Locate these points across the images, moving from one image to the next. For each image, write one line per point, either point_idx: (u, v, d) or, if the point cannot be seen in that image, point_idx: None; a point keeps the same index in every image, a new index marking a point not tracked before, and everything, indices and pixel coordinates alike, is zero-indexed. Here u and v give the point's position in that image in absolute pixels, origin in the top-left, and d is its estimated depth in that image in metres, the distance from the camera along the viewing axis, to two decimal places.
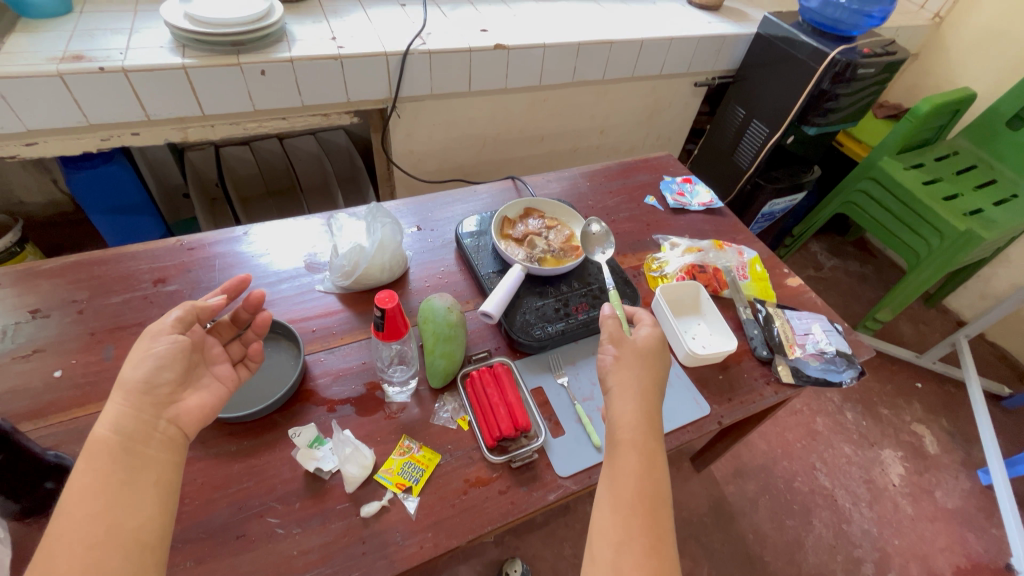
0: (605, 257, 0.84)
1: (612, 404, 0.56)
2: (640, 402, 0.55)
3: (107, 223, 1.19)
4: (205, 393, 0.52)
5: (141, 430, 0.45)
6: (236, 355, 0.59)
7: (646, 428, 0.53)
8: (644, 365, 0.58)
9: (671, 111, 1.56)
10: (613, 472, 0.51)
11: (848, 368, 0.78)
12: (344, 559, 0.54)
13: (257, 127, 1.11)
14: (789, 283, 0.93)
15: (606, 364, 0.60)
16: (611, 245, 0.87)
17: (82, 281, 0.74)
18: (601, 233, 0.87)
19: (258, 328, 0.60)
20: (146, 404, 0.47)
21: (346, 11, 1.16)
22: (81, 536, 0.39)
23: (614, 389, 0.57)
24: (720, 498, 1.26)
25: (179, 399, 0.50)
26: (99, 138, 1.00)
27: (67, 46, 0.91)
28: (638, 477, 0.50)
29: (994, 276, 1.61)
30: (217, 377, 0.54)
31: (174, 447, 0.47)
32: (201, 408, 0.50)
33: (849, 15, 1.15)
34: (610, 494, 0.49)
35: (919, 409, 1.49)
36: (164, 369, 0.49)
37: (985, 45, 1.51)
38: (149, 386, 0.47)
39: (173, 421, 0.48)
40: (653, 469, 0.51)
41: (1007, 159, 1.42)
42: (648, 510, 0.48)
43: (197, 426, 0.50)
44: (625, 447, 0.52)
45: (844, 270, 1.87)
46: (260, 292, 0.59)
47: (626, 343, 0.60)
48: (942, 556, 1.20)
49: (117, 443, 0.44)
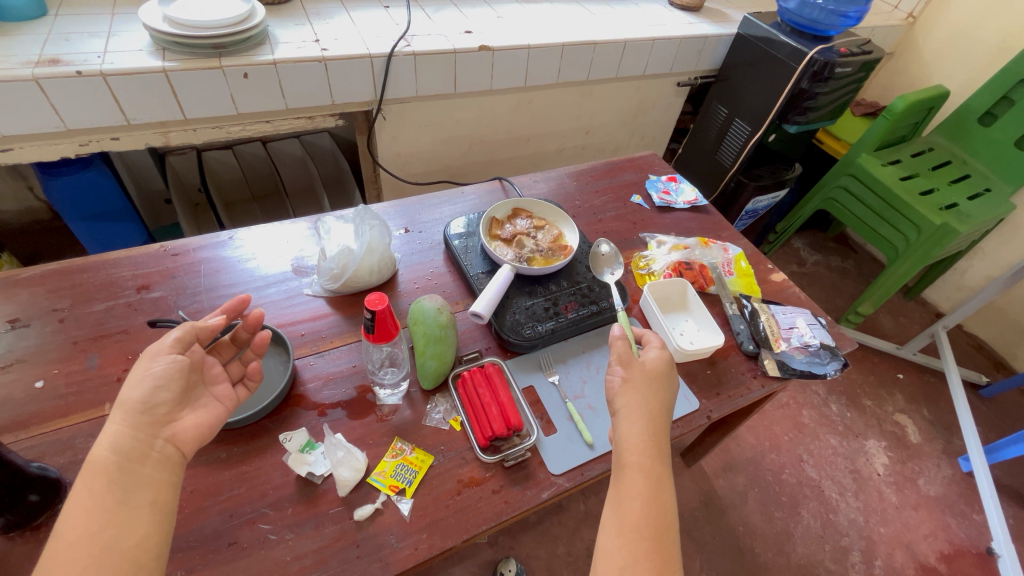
0: (615, 279, 0.84)
1: (619, 425, 0.57)
2: (648, 425, 0.56)
3: (86, 230, 1.16)
4: (202, 412, 0.50)
5: (137, 450, 0.45)
6: (235, 375, 0.58)
7: (654, 452, 0.54)
8: (653, 388, 0.59)
9: (656, 111, 1.57)
10: (619, 494, 0.52)
11: (832, 360, 0.80)
12: (340, 564, 0.53)
13: (240, 131, 1.10)
14: (773, 278, 0.94)
15: (614, 386, 0.60)
16: (621, 266, 0.86)
17: (63, 289, 0.72)
18: (612, 254, 0.87)
19: (258, 347, 0.59)
20: (143, 424, 0.46)
21: (330, 14, 1.15)
22: (76, 557, 0.39)
23: (622, 411, 0.58)
24: (711, 492, 1.28)
25: (176, 418, 0.49)
26: (77, 143, 0.98)
27: (43, 50, 0.89)
28: (644, 501, 0.50)
29: (970, 268, 1.65)
30: (217, 397, 0.53)
31: (171, 467, 0.46)
32: (198, 428, 0.49)
33: (825, 15, 1.17)
34: (615, 516, 0.51)
35: (901, 400, 1.52)
36: (162, 388, 0.48)
37: (957, 43, 1.56)
38: (147, 407, 0.47)
39: (171, 440, 0.47)
40: (661, 492, 0.52)
41: (980, 154, 1.46)
42: (654, 535, 0.49)
43: (195, 445, 0.48)
44: (632, 470, 0.53)
45: (826, 266, 1.91)
46: (260, 312, 0.59)
47: (636, 366, 0.60)
48: (926, 543, 1.23)
49: (114, 463, 0.43)
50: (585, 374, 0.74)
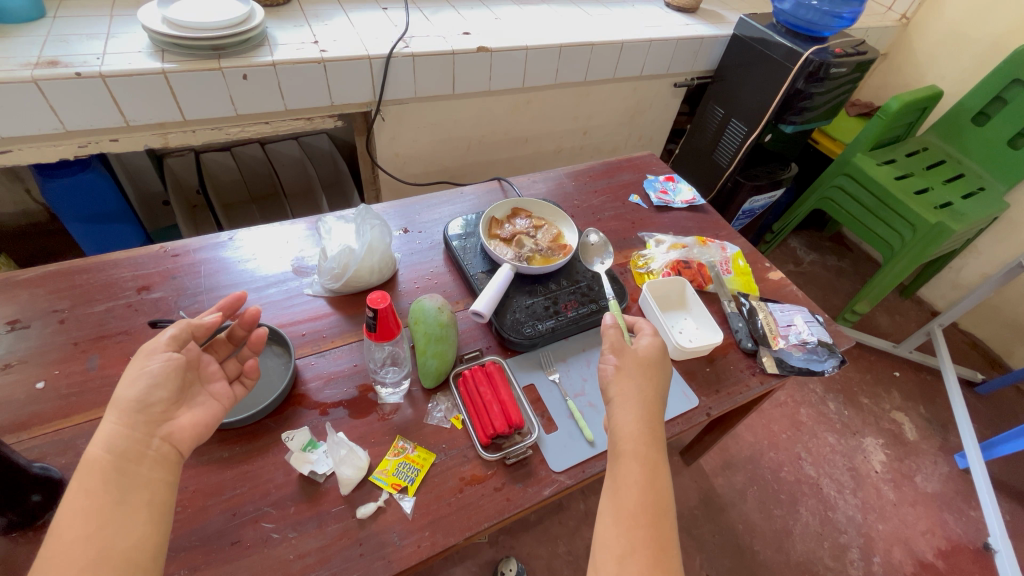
0: (604, 266, 0.86)
1: (613, 414, 0.57)
2: (641, 411, 0.56)
3: (83, 232, 1.16)
4: (199, 410, 0.51)
5: (134, 449, 0.45)
6: (232, 372, 0.58)
7: (648, 440, 0.54)
8: (646, 375, 0.60)
9: (652, 112, 1.58)
10: (616, 482, 0.52)
11: (830, 357, 0.81)
12: (341, 562, 0.53)
13: (239, 132, 1.10)
14: (770, 276, 0.95)
15: (608, 374, 0.61)
16: (609, 253, 0.87)
17: (63, 290, 0.72)
18: (600, 243, 0.89)
19: (255, 345, 0.59)
20: (139, 422, 0.46)
21: (329, 15, 1.15)
22: (73, 558, 0.39)
23: (615, 399, 0.58)
24: (710, 490, 1.28)
25: (173, 416, 0.49)
26: (75, 145, 0.98)
27: (42, 52, 0.89)
28: (640, 487, 0.51)
29: (965, 266, 1.66)
30: (213, 395, 0.53)
31: (169, 466, 0.46)
32: (195, 427, 0.49)
33: (821, 16, 1.18)
34: (612, 504, 0.51)
35: (898, 397, 1.53)
36: (158, 387, 0.48)
37: (950, 44, 1.57)
38: (143, 405, 0.47)
39: (167, 438, 0.47)
40: (657, 479, 0.52)
41: (973, 154, 1.47)
42: (651, 522, 0.49)
43: (192, 444, 0.49)
44: (627, 458, 0.53)
45: (823, 265, 1.92)
46: (255, 309, 0.59)
47: (627, 353, 0.61)
48: (923, 539, 1.24)
49: (111, 462, 0.44)
50: (585, 372, 0.74)
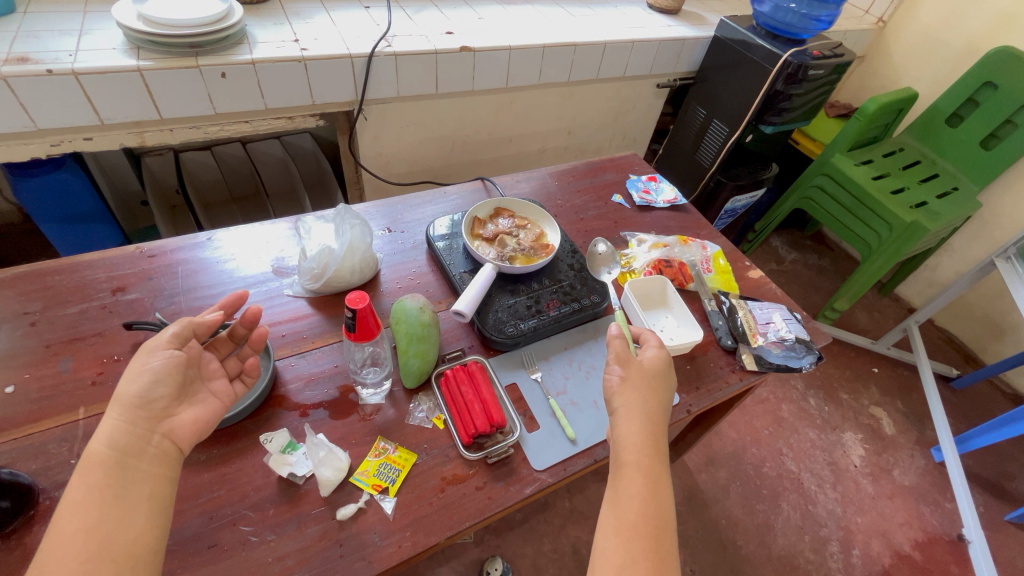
0: (612, 276, 0.88)
1: (617, 424, 0.57)
2: (645, 424, 0.57)
3: (59, 233, 1.13)
4: (199, 408, 0.50)
5: (134, 445, 0.45)
6: (232, 371, 0.58)
7: (651, 451, 0.55)
8: (651, 387, 0.60)
9: (636, 112, 1.60)
10: (618, 493, 0.52)
11: (807, 354, 0.82)
12: (322, 563, 0.53)
13: (218, 131, 1.08)
14: (751, 274, 0.96)
15: (612, 385, 0.60)
16: (617, 263, 0.90)
17: (34, 292, 0.71)
18: (608, 253, 0.91)
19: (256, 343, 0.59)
20: (140, 418, 0.46)
21: (310, 13, 1.14)
22: (73, 551, 0.39)
23: (620, 410, 0.58)
24: (693, 486, 1.30)
25: (174, 412, 0.48)
26: (48, 144, 0.96)
27: (11, 48, 0.87)
28: (642, 499, 0.51)
29: (940, 264, 1.70)
30: (214, 393, 0.53)
31: (169, 462, 0.46)
32: (195, 424, 0.49)
33: (799, 18, 1.21)
34: (613, 515, 0.51)
35: (877, 392, 1.57)
36: (159, 383, 0.48)
37: (925, 46, 1.61)
38: (145, 401, 0.46)
39: (168, 435, 0.47)
40: (658, 491, 0.52)
41: (947, 154, 1.51)
42: (651, 534, 0.49)
43: (193, 441, 0.48)
44: (630, 469, 0.53)
45: (804, 263, 1.96)
46: (256, 308, 0.58)
47: (633, 365, 0.61)
48: (901, 531, 1.27)
49: (112, 457, 0.43)
50: (567, 370, 0.75)
